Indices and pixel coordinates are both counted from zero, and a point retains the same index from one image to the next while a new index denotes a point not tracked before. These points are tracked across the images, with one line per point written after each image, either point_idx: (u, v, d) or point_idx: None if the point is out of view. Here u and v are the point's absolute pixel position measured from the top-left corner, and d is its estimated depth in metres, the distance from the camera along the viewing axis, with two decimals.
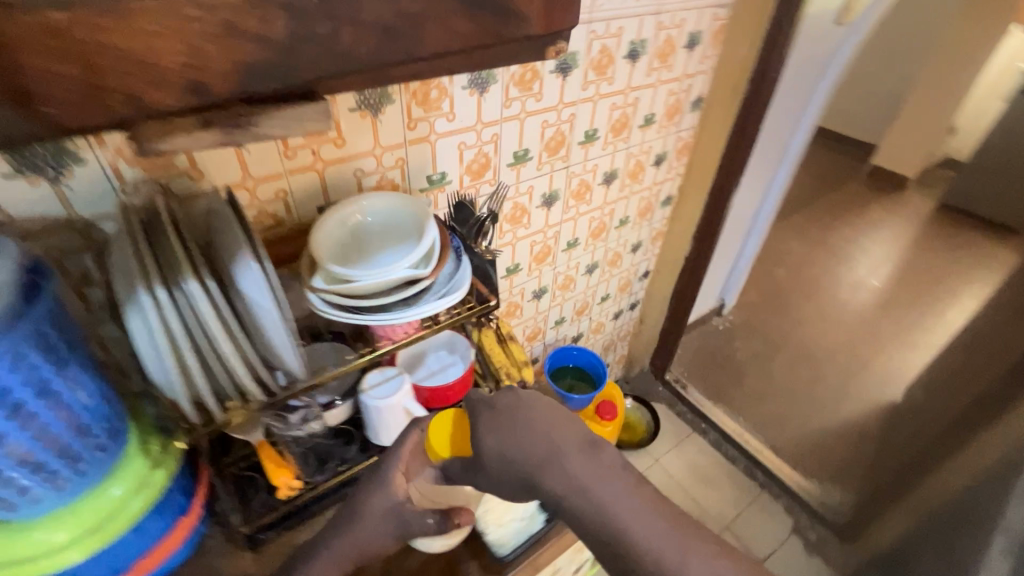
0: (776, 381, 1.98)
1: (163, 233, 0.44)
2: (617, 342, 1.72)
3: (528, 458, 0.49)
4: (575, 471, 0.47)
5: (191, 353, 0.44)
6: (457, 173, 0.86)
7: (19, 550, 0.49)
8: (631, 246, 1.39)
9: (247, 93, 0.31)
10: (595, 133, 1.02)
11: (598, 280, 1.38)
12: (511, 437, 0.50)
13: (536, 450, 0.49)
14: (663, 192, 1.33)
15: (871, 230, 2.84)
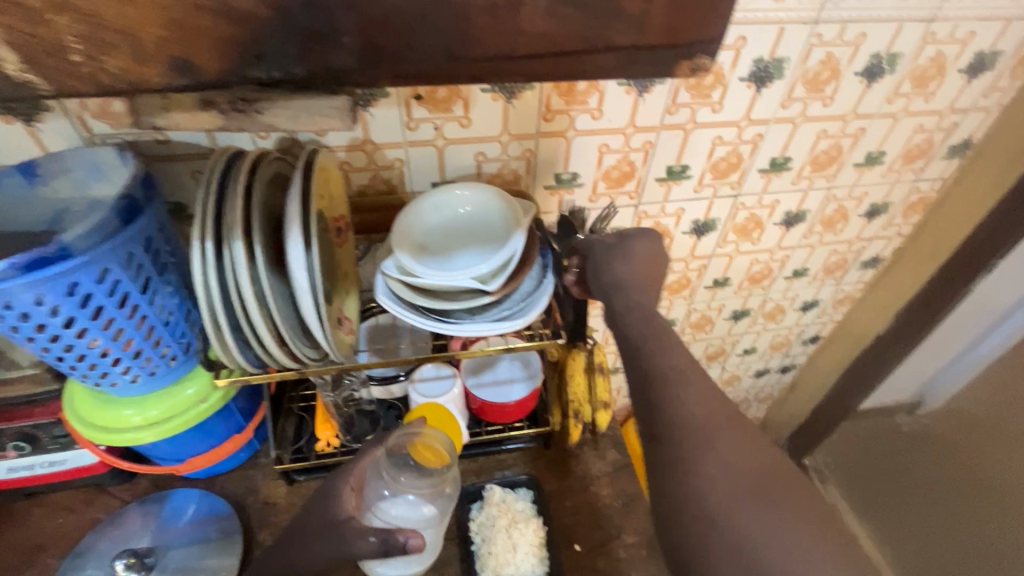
0: (961, 524, 1.50)
1: (230, 194, 0.45)
2: (753, 401, 1.46)
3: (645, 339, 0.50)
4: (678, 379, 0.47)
5: (230, 313, 0.45)
6: (592, 177, 0.75)
7: (114, 420, 0.58)
8: (802, 304, 1.13)
9: (250, 82, 0.27)
10: (786, 162, 0.81)
11: (745, 330, 1.16)
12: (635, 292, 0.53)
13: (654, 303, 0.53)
14: (868, 250, 1.03)
15: None
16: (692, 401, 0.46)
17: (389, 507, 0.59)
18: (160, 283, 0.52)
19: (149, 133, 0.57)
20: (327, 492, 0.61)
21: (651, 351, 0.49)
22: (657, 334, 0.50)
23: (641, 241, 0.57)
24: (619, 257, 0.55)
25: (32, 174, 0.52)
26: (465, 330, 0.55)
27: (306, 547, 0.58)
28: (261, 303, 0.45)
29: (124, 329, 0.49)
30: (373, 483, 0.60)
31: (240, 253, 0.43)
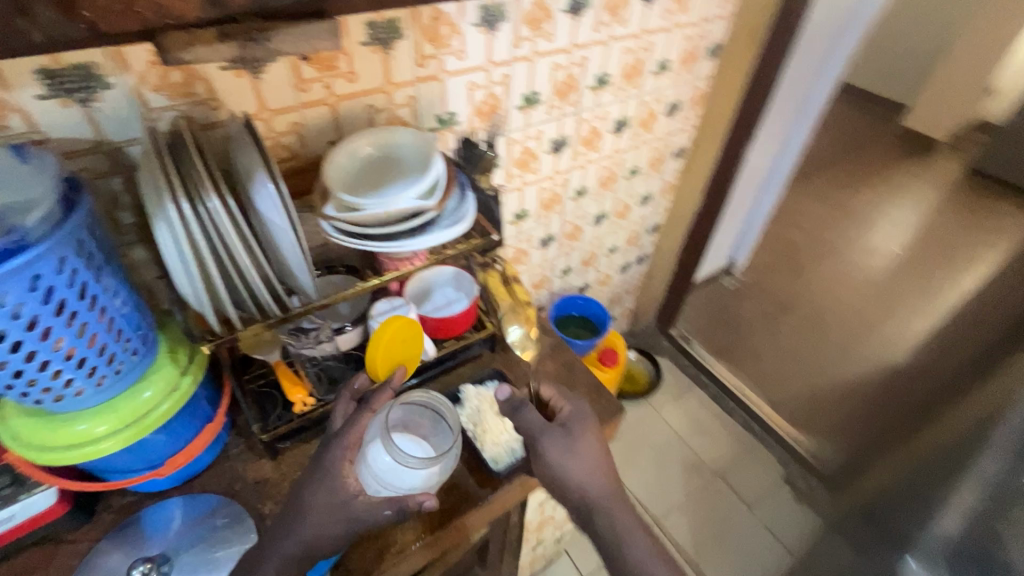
0: (780, 340, 2.00)
1: (182, 156, 0.49)
2: (624, 295, 1.75)
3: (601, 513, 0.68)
4: (616, 525, 0.68)
5: (208, 264, 0.48)
6: (467, 115, 0.87)
7: (79, 435, 0.56)
8: (640, 198, 1.40)
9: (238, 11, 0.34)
10: (607, 77, 1.01)
11: (606, 231, 1.40)
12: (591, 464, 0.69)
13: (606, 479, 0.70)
14: (675, 143, 1.32)
15: (896, 195, 2.77)
16: (637, 553, 0.68)
17: (394, 471, 0.65)
18: (108, 273, 0.51)
19: (20, 133, 0.55)
20: (328, 467, 0.60)
21: (602, 523, 0.68)
22: (615, 512, 0.69)
23: (588, 433, 0.71)
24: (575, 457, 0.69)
25: None
26: (408, 247, 0.63)
27: (312, 527, 0.58)
28: (241, 240, 0.49)
29: (87, 325, 0.49)
30: (372, 452, 0.65)
31: (212, 203, 0.47)
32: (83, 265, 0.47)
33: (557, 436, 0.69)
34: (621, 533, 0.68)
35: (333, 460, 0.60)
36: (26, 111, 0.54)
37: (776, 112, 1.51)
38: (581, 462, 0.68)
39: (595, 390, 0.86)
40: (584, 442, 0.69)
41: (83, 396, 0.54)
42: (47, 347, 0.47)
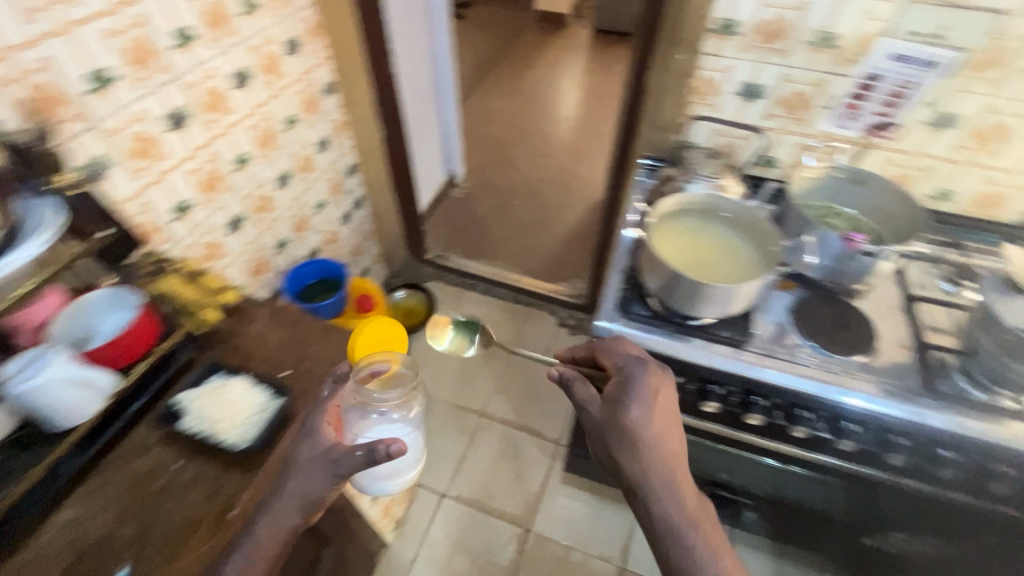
0: (516, 221, 2.28)
1: None
2: (365, 244, 1.76)
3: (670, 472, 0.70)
4: (663, 502, 0.69)
5: None
6: (22, 120, 0.73)
7: None
8: (318, 145, 1.38)
9: None
10: (187, 31, 0.93)
11: (301, 190, 1.36)
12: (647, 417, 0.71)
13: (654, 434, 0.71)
14: (319, 80, 1.31)
15: (553, 71, 3.25)
16: (668, 513, 0.68)
17: (377, 425, 0.82)
18: None
19: None
20: (309, 426, 0.71)
21: (643, 494, 0.70)
22: (658, 484, 0.69)
23: (646, 409, 0.72)
24: (625, 423, 0.71)
25: None
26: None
27: (295, 487, 0.66)
28: None
29: None
30: (359, 415, 0.81)
31: None
32: None
33: (609, 410, 0.74)
34: (660, 501, 0.69)
35: (311, 418, 0.72)
36: None
37: (404, 24, 1.60)
38: (644, 426, 0.71)
39: (329, 331, 0.88)
40: (641, 411, 0.71)
41: None
42: None
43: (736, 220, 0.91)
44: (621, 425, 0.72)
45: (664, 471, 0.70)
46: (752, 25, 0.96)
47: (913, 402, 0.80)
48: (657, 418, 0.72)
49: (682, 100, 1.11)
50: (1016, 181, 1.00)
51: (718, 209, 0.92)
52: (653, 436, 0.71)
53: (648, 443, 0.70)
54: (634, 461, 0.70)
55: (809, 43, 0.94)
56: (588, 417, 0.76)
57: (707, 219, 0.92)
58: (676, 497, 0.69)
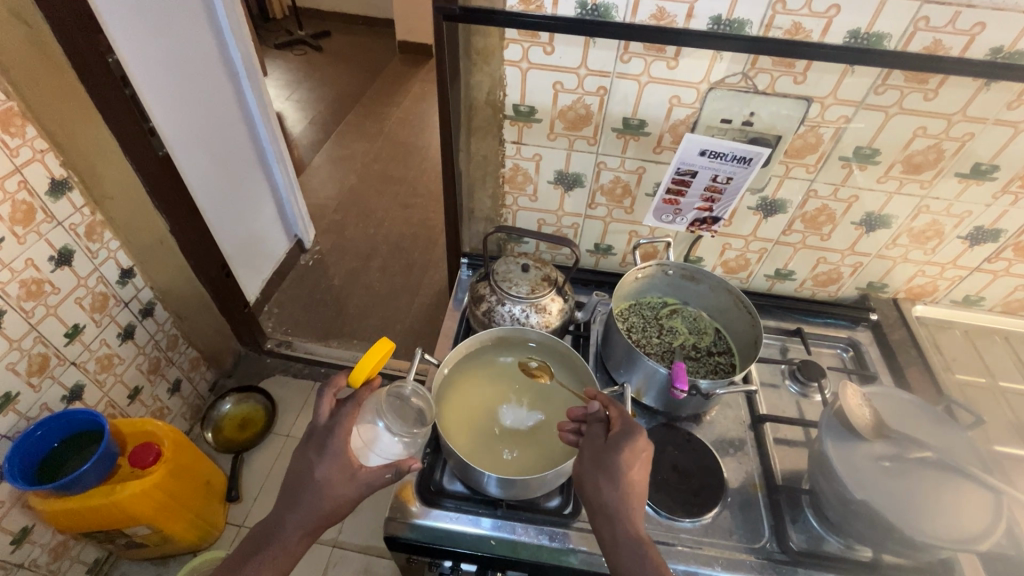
0: (376, 288, 2.04)
1: None
2: (170, 353, 1.43)
3: (619, 499, 0.59)
4: (609, 521, 0.59)
5: None
6: None
7: None
8: (53, 261, 1.05)
9: None
10: None
11: (30, 323, 1.02)
12: (605, 450, 0.61)
13: (620, 471, 0.60)
14: (36, 181, 0.99)
15: (416, 107, 3.05)
16: (612, 516, 0.59)
17: (387, 440, 0.68)
18: None
19: None
20: (330, 451, 0.64)
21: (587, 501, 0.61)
22: (613, 499, 0.59)
23: (627, 454, 0.61)
24: (604, 459, 0.61)
25: None
26: None
27: (294, 494, 0.63)
28: None
29: None
30: (368, 434, 0.67)
31: None
32: None
33: (610, 450, 0.61)
34: (604, 505, 0.59)
35: (333, 440, 0.64)
36: None
37: (178, 88, 1.30)
38: (615, 455, 0.61)
39: None
40: (619, 454, 0.61)
41: None
42: None
43: (544, 349, 0.78)
44: (602, 466, 0.61)
45: (619, 492, 0.59)
46: (551, 111, 0.80)
47: (766, 568, 0.67)
48: (626, 455, 0.61)
49: (495, 190, 0.94)
50: (849, 261, 0.94)
51: (525, 339, 0.78)
52: (616, 467, 0.60)
53: (618, 479, 0.60)
54: (594, 482, 0.61)
55: (617, 130, 0.80)
56: (579, 460, 0.63)
57: (514, 352, 0.79)
58: (617, 512, 0.59)
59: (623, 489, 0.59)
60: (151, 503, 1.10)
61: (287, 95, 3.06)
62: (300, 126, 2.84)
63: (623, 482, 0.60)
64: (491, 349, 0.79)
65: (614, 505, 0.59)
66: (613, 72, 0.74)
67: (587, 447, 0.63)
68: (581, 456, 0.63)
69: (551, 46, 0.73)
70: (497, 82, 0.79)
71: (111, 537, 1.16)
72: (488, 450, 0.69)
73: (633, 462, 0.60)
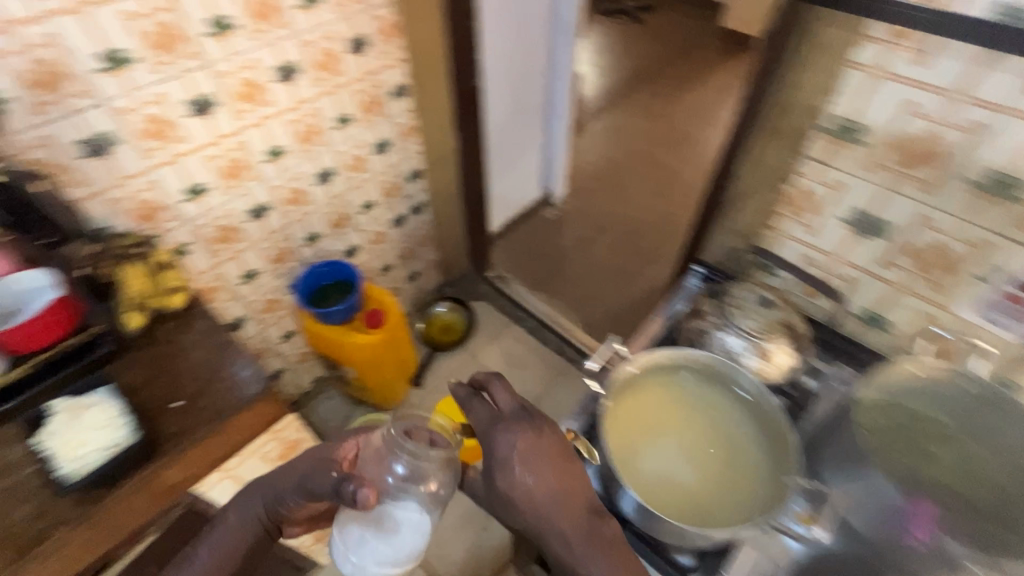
0: (597, 261, 2.06)
1: None
2: (418, 248, 1.69)
3: (541, 510, 0.57)
4: (541, 525, 0.57)
5: None
6: (15, 88, 0.74)
7: None
8: (374, 146, 1.31)
9: None
10: (226, 19, 0.90)
11: (345, 187, 1.31)
12: (513, 450, 0.59)
13: (549, 474, 0.58)
14: (387, 81, 1.23)
15: (710, 99, 2.88)
16: (547, 521, 0.57)
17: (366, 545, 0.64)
18: None
19: None
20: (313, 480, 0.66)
21: (510, 510, 0.59)
22: (545, 513, 0.57)
23: (542, 440, 0.60)
24: (509, 465, 0.58)
25: None
26: None
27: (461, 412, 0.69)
28: None
29: None
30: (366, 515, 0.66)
31: None
32: None
33: (525, 451, 0.59)
34: (523, 501, 0.57)
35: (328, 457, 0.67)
36: None
37: (504, 27, 1.45)
38: (515, 459, 0.58)
39: (248, 370, 0.79)
40: (522, 453, 0.59)
41: None
42: None
43: (752, 403, 0.69)
44: (517, 470, 0.58)
45: (540, 509, 0.57)
46: (885, 136, 0.64)
47: None
48: (538, 450, 0.59)
49: (766, 205, 0.82)
50: None
51: (733, 380, 0.70)
52: (523, 469, 0.58)
53: (547, 488, 0.58)
54: (508, 490, 0.58)
55: (970, 183, 0.61)
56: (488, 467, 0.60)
57: (715, 388, 0.71)
58: (553, 512, 0.57)
59: (552, 488, 0.58)
60: (366, 356, 1.36)
61: (591, 59, 3.19)
62: (591, 90, 2.95)
63: (550, 483, 0.58)
64: (685, 367, 0.72)
65: (548, 511, 0.57)
66: (1008, 106, 0.55)
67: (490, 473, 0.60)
68: (489, 464, 0.60)
69: (926, 54, 0.57)
70: (829, 84, 0.66)
71: (333, 366, 1.47)
72: (640, 471, 0.64)
73: (550, 466, 0.59)
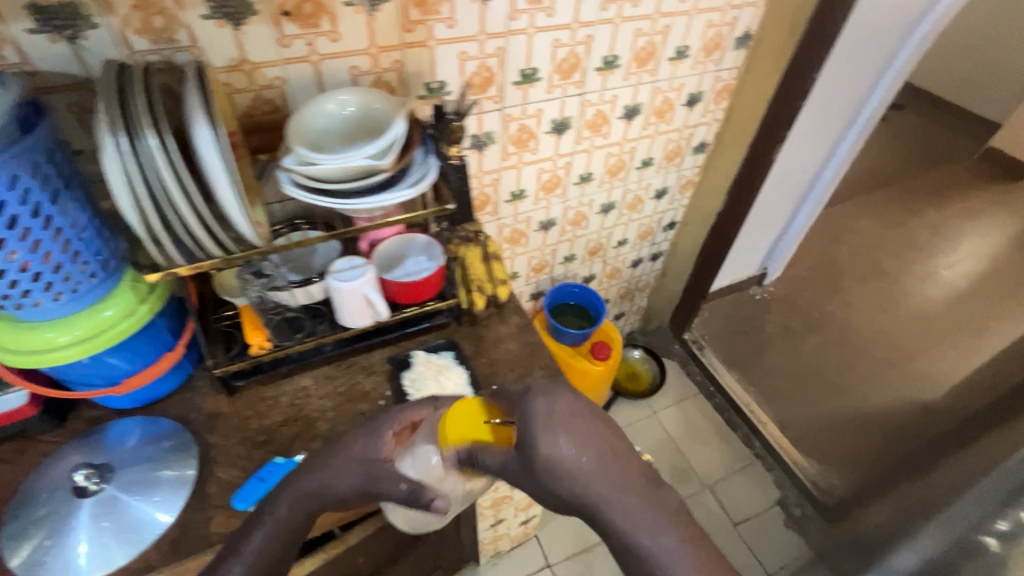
0: (801, 359, 1.91)
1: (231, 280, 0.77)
2: (635, 292, 1.70)
3: (587, 489, 0.49)
4: (625, 518, 0.48)
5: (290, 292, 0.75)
6: (457, 85, 0.87)
7: (45, 343, 0.61)
8: (654, 192, 1.35)
9: None
10: (615, 60, 0.98)
11: (614, 222, 1.36)
12: (573, 438, 0.50)
13: (598, 452, 0.50)
14: (695, 137, 1.26)
15: (962, 221, 2.56)
16: (627, 516, 0.48)
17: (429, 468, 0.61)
18: (88, 215, 0.58)
19: (183, 46, 0.65)
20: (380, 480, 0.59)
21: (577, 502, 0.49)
22: (603, 493, 0.49)
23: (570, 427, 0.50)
24: (549, 432, 0.50)
25: None
26: (375, 177, 0.65)
27: None
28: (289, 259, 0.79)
29: (31, 263, 0.54)
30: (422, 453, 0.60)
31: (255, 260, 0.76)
32: (71, 216, 0.56)
33: (581, 438, 0.50)
34: (567, 478, 0.49)
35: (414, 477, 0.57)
36: (20, 45, 0.58)
37: (813, 108, 1.39)
38: (567, 449, 0.50)
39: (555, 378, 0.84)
40: (567, 439, 0.50)
41: (58, 303, 0.60)
42: (27, 255, 0.53)
43: None
44: (576, 444, 0.50)
45: (605, 484, 0.49)
46: None
47: None
48: (597, 448, 0.50)
49: None
50: None
51: None
52: (580, 458, 0.50)
53: (528, 470, 0.51)
54: (562, 477, 0.49)
55: None
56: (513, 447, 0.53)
57: None
58: (638, 515, 0.48)
59: (622, 489, 0.49)
60: (581, 383, 1.39)
61: None
62: None
63: (626, 487, 0.49)
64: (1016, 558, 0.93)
65: (622, 501, 0.48)
66: None
67: (526, 459, 0.51)
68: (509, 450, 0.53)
69: None
70: None
71: None
72: None
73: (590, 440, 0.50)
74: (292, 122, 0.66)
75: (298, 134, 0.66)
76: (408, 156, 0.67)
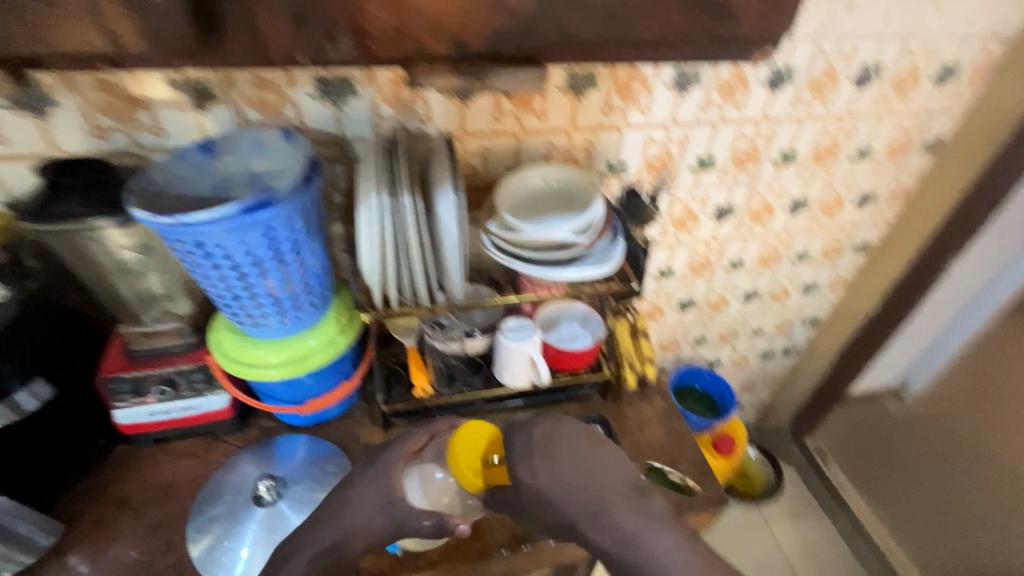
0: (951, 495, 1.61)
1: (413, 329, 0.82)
2: (759, 385, 1.59)
3: (577, 502, 0.56)
4: (621, 523, 0.55)
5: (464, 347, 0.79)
6: (636, 166, 0.90)
7: (259, 358, 0.69)
8: (802, 287, 1.28)
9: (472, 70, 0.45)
10: (793, 155, 0.97)
11: (754, 311, 1.30)
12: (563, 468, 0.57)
13: (585, 466, 0.58)
14: (858, 236, 1.19)
15: None
16: (621, 526, 0.55)
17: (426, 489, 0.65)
18: (319, 253, 0.66)
19: (418, 116, 0.74)
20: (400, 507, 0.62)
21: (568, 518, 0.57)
22: (599, 506, 0.56)
23: (560, 440, 0.59)
24: (540, 460, 0.58)
25: (210, 151, 0.62)
26: (566, 252, 0.67)
27: None
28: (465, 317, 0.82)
29: (274, 289, 0.62)
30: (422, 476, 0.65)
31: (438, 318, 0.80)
32: (308, 254, 0.64)
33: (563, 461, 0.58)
34: (561, 486, 0.57)
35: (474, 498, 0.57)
36: (298, 105, 0.69)
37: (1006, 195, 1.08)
38: (556, 468, 0.58)
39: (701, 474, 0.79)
40: (552, 460, 0.58)
41: (278, 326, 0.67)
42: (274, 283, 0.62)
43: None
44: (556, 462, 0.58)
45: (600, 495, 0.57)
46: None
47: None
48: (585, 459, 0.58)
49: None
50: None
51: None
52: (573, 481, 0.57)
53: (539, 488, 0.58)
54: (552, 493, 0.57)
55: None
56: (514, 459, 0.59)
57: None
58: (622, 522, 0.55)
59: (610, 490, 0.57)
60: None
61: None
62: None
63: (610, 490, 0.57)
64: None
65: (616, 513, 0.55)
66: None
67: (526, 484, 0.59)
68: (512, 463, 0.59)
69: None
70: None
71: None
72: None
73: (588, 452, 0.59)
74: (500, 190, 0.73)
75: (504, 205, 0.71)
76: (598, 239, 0.69)
